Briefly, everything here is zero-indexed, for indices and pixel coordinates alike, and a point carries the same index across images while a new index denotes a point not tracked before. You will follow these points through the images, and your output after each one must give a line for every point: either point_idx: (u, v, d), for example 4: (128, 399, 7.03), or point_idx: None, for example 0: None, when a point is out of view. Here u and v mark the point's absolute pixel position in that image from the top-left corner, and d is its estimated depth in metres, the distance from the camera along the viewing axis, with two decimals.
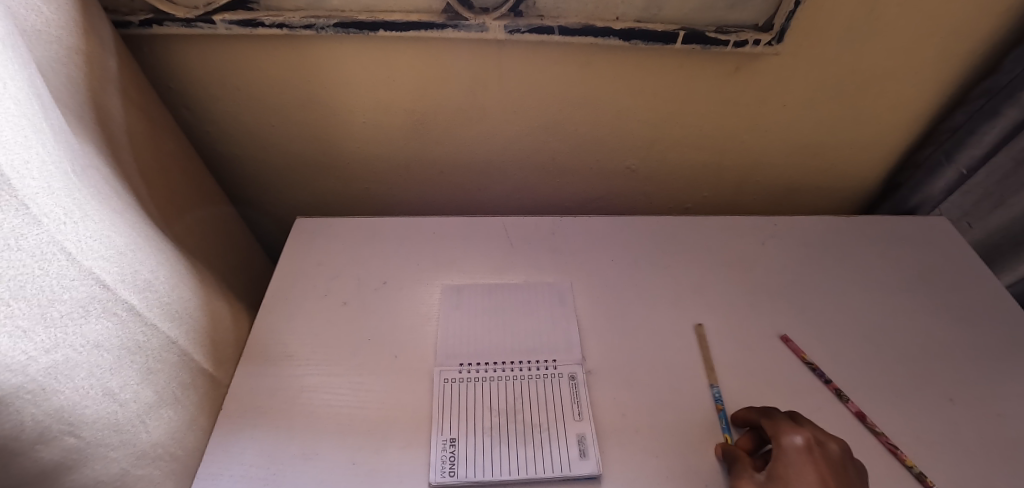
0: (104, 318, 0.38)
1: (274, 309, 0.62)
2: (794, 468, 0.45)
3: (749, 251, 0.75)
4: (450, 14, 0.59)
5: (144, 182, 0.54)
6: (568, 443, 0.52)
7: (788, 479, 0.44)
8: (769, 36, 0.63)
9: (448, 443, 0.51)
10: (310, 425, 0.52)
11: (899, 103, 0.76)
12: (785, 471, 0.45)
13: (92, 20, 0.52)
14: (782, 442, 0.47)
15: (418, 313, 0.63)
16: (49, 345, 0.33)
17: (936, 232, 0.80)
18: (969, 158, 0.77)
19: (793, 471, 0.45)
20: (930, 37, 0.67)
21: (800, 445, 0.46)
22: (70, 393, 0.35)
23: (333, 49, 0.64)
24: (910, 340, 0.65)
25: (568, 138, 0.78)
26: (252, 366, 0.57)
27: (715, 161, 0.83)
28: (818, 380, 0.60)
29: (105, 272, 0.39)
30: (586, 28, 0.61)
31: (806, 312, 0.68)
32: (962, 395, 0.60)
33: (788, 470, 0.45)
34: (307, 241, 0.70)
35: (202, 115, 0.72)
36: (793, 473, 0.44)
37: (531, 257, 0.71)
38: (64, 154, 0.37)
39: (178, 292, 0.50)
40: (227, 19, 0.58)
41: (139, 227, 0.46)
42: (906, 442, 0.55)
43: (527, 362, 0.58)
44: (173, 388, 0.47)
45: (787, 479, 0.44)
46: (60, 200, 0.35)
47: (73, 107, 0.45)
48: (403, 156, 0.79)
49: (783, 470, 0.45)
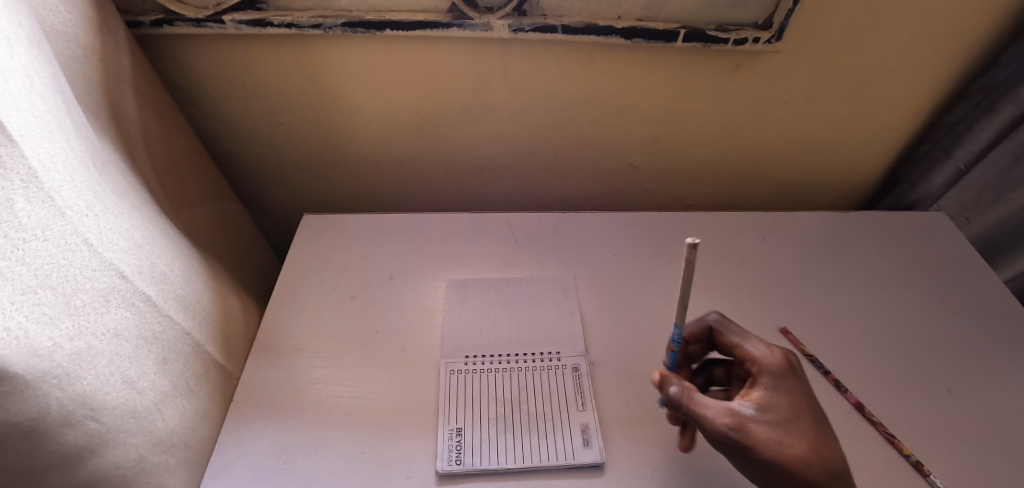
0: (123, 308, 0.40)
1: (283, 303, 0.63)
2: (782, 395, 0.44)
3: (750, 246, 0.76)
4: (455, 13, 0.60)
5: (157, 178, 0.55)
6: (571, 432, 0.53)
7: (778, 409, 0.43)
8: (768, 34, 0.64)
9: (454, 433, 0.52)
10: (319, 416, 0.53)
11: (898, 99, 0.77)
12: (774, 401, 0.44)
13: (106, 19, 0.53)
14: (773, 369, 0.46)
15: (424, 307, 0.64)
16: (72, 332, 0.34)
17: (936, 227, 0.81)
18: (967, 154, 0.78)
19: (781, 397, 0.44)
20: (928, 34, 0.68)
21: (787, 372, 0.46)
22: (92, 379, 0.36)
23: (340, 48, 0.65)
24: (908, 333, 0.66)
25: (571, 135, 0.79)
26: (262, 358, 0.58)
27: (716, 158, 0.84)
28: (816, 371, 0.61)
29: (124, 263, 0.40)
30: (588, 27, 0.62)
31: (806, 305, 0.69)
32: (960, 387, 0.61)
33: (775, 402, 0.44)
34: (314, 237, 0.72)
35: (211, 114, 0.73)
36: (781, 400, 0.44)
37: (535, 253, 0.72)
38: (86, 150, 0.39)
39: (191, 285, 0.51)
40: (237, 19, 0.59)
41: (153, 221, 0.47)
42: (904, 432, 0.56)
43: (531, 354, 0.59)
44: (187, 378, 0.48)
45: (781, 409, 0.43)
46: (82, 193, 0.37)
47: (89, 105, 0.46)
48: (408, 154, 0.80)
49: (774, 400, 0.44)
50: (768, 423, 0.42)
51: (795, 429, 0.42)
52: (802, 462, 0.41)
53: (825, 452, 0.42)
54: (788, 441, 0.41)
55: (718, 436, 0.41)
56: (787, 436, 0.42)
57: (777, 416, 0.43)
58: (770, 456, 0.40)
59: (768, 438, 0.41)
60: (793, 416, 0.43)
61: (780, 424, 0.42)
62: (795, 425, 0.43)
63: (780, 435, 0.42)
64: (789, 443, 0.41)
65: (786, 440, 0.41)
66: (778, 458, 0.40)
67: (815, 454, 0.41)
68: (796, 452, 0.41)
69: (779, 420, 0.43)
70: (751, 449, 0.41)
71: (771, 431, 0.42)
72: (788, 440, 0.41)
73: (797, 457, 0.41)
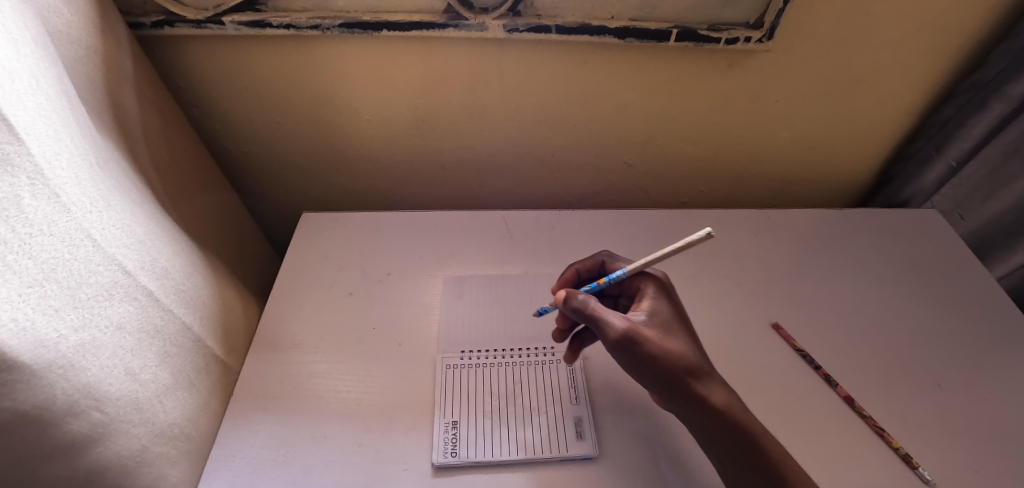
0: (126, 303, 0.41)
1: (282, 299, 0.65)
2: (662, 306, 0.52)
3: (744, 243, 0.77)
4: (451, 14, 0.61)
5: (158, 176, 0.56)
6: (565, 425, 0.54)
7: (661, 316, 0.50)
8: (760, 33, 0.65)
9: (450, 425, 0.53)
10: (317, 410, 0.54)
11: (889, 97, 0.78)
12: (658, 311, 0.51)
13: (108, 20, 0.54)
14: (656, 285, 0.53)
15: (421, 303, 0.65)
16: (77, 324, 0.35)
17: (929, 224, 0.82)
18: (959, 150, 0.80)
19: (662, 307, 0.51)
20: (918, 33, 0.69)
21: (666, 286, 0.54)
22: (97, 370, 0.37)
23: (338, 48, 0.66)
24: (899, 328, 0.67)
25: (566, 134, 0.80)
26: (262, 353, 0.59)
27: (711, 156, 0.85)
28: (808, 366, 0.62)
29: (127, 258, 0.41)
30: (582, 28, 0.63)
31: (798, 301, 0.70)
32: (949, 380, 0.62)
33: (661, 310, 0.51)
34: (313, 234, 0.73)
35: (211, 113, 0.74)
36: (662, 310, 0.51)
37: (530, 249, 0.73)
38: (88, 148, 0.40)
39: (192, 280, 0.52)
40: (237, 20, 0.60)
41: (155, 218, 0.48)
42: (894, 426, 0.57)
43: (525, 349, 0.60)
44: (188, 372, 0.49)
45: (664, 315, 0.51)
46: (87, 190, 0.38)
47: (91, 104, 0.47)
48: (406, 153, 0.81)
49: (658, 310, 0.51)
50: (654, 327, 0.49)
51: (674, 331, 0.49)
52: (681, 356, 0.47)
53: (697, 349, 0.49)
54: (669, 340, 0.48)
55: (614, 338, 0.47)
56: (668, 335, 0.49)
57: (660, 320, 0.50)
58: (655, 350, 0.47)
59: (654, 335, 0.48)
60: (673, 320, 0.50)
61: (663, 327, 0.49)
62: (675, 328, 0.50)
63: (663, 334, 0.48)
64: (671, 339, 0.48)
65: (668, 338, 0.48)
66: (661, 352, 0.47)
67: (690, 349, 0.49)
68: (675, 348, 0.48)
69: (662, 323, 0.50)
70: (640, 345, 0.47)
71: (657, 332, 0.49)
72: (669, 338, 0.48)
73: (677, 352, 0.47)
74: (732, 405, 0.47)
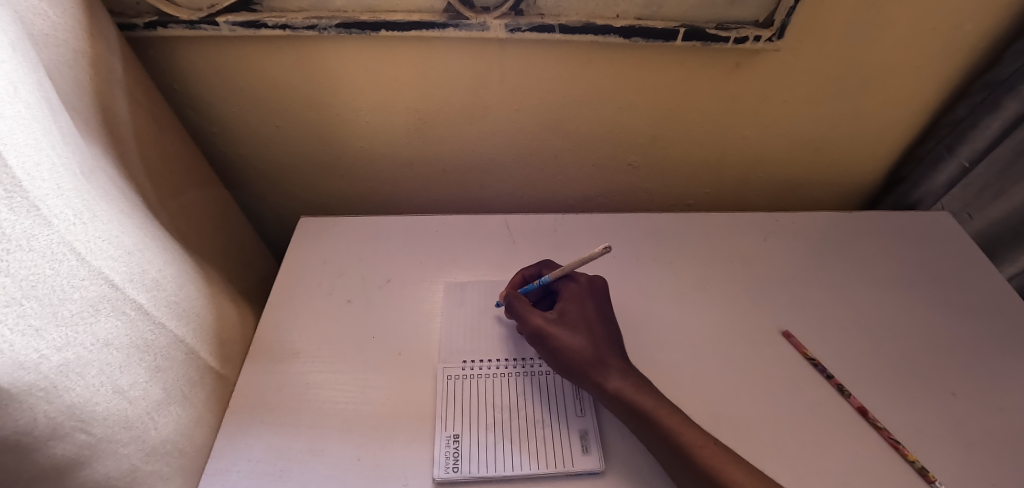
0: (113, 317, 0.39)
1: (279, 307, 0.63)
2: (577, 304, 0.57)
3: (751, 247, 0.75)
4: (451, 13, 0.59)
5: (150, 182, 0.55)
6: (570, 439, 0.52)
7: (571, 315, 0.56)
8: (769, 32, 0.63)
9: (452, 439, 0.52)
10: (315, 422, 0.53)
11: (900, 97, 0.76)
12: (570, 309, 0.57)
13: (97, 22, 0.52)
14: (573, 288, 0.59)
15: (421, 310, 0.64)
16: (60, 343, 0.34)
17: (940, 226, 0.80)
18: (970, 151, 0.77)
19: (576, 305, 0.57)
20: (931, 32, 0.67)
21: (584, 288, 0.59)
22: (82, 390, 0.35)
23: (335, 50, 0.64)
24: (912, 335, 0.66)
25: (569, 135, 0.78)
26: (259, 363, 0.57)
27: (717, 157, 0.83)
28: (819, 375, 0.61)
29: (114, 271, 0.40)
30: (586, 27, 0.61)
31: (809, 307, 0.68)
32: (964, 389, 0.60)
33: (573, 309, 0.57)
34: (311, 239, 0.71)
35: (206, 116, 0.72)
36: (574, 307, 0.57)
37: (533, 254, 0.71)
38: (72, 157, 0.38)
39: (185, 291, 0.50)
40: (231, 21, 0.59)
41: (144, 227, 0.47)
42: (909, 437, 0.56)
43: (529, 359, 0.59)
44: (181, 385, 0.47)
45: (574, 315, 0.56)
46: (71, 201, 0.36)
47: (79, 110, 0.45)
48: (406, 155, 0.80)
49: (570, 308, 0.57)
50: (562, 323, 0.55)
51: (580, 327, 0.55)
52: (580, 349, 0.53)
53: (601, 343, 0.54)
54: (570, 335, 0.54)
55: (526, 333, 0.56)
56: (572, 331, 0.55)
57: (569, 318, 0.56)
58: (558, 345, 0.54)
59: (558, 331, 0.54)
60: (581, 319, 0.56)
61: (570, 323, 0.55)
62: (581, 324, 0.55)
63: (567, 330, 0.55)
64: (573, 335, 0.54)
65: (570, 333, 0.54)
66: (563, 347, 0.53)
67: (591, 343, 0.54)
68: (576, 344, 0.54)
69: (570, 321, 0.56)
70: (545, 341, 0.54)
71: (564, 329, 0.55)
72: (572, 333, 0.54)
73: (576, 345, 0.53)
74: (632, 392, 0.51)
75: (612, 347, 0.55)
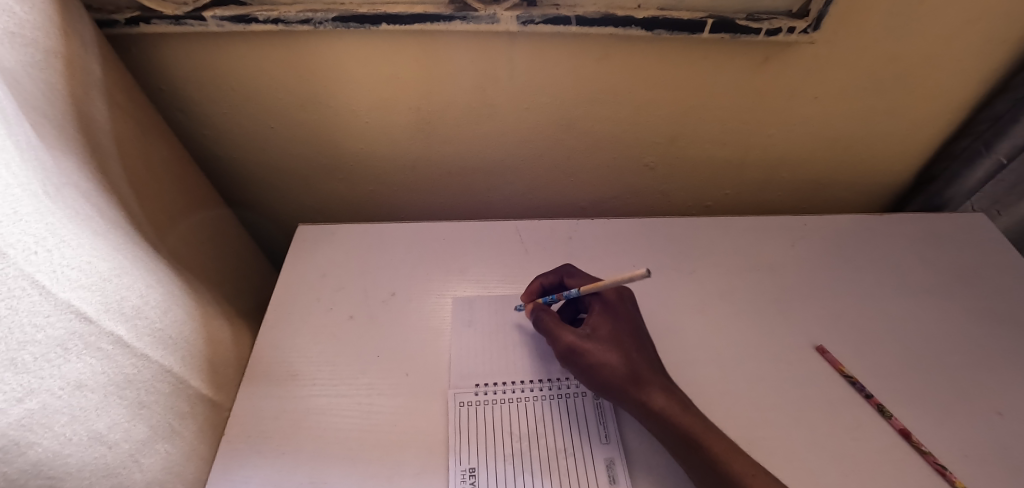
0: (87, 356, 0.37)
1: (276, 324, 0.59)
2: (607, 318, 0.53)
3: (778, 255, 0.70)
4: (458, 5, 0.54)
5: (136, 194, 0.50)
6: (596, 470, 0.48)
7: (605, 330, 0.52)
8: (804, 23, 0.57)
9: (468, 474, 0.47)
10: (317, 451, 0.48)
11: (939, 91, 0.70)
12: (602, 324, 0.53)
13: (71, 17, 0.47)
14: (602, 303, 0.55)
15: (428, 326, 0.59)
16: (21, 393, 0.32)
17: (976, 230, 0.75)
18: (1008, 147, 0.72)
19: (607, 319, 0.53)
20: (978, 22, 0.62)
21: (613, 302, 0.55)
22: (48, 443, 0.34)
23: (331, 46, 0.59)
24: (952, 349, 0.61)
25: (583, 135, 0.73)
26: (255, 387, 0.53)
27: (739, 157, 0.79)
28: (857, 394, 0.56)
29: (84, 303, 0.38)
30: (604, 17, 0.55)
31: (842, 320, 0.63)
32: (1014, 409, 0.55)
33: (606, 324, 0.53)
34: (310, 249, 0.67)
35: (196, 117, 0.67)
36: (606, 322, 0.53)
37: (546, 264, 0.66)
38: (35, 176, 0.35)
39: (172, 315, 0.48)
40: (219, 15, 0.54)
41: (126, 247, 0.44)
42: (957, 463, 0.51)
43: (548, 383, 0.54)
44: (171, 419, 0.45)
45: (607, 330, 0.52)
46: (29, 227, 0.34)
47: (53, 118, 0.41)
48: (408, 158, 0.75)
49: (601, 322, 0.53)
50: (595, 339, 0.51)
51: (615, 342, 0.51)
52: (617, 366, 0.49)
53: (638, 360, 0.50)
54: (607, 351, 0.50)
55: (560, 348, 0.51)
56: (606, 346, 0.50)
57: (601, 333, 0.52)
58: (594, 363, 0.49)
59: (592, 348, 0.50)
60: (615, 335, 0.51)
61: (604, 339, 0.51)
62: (616, 339, 0.51)
63: (602, 346, 0.50)
64: (608, 352, 0.50)
65: (605, 349, 0.50)
66: (599, 365, 0.49)
67: (630, 359, 0.50)
68: (613, 361, 0.49)
69: (602, 335, 0.51)
70: (580, 359, 0.50)
71: (599, 345, 0.50)
72: (608, 349, 0.50)
73: (614, 363, 0.49)
74: (670, 409, 0.47)
75: (649, 361, 0.51)
